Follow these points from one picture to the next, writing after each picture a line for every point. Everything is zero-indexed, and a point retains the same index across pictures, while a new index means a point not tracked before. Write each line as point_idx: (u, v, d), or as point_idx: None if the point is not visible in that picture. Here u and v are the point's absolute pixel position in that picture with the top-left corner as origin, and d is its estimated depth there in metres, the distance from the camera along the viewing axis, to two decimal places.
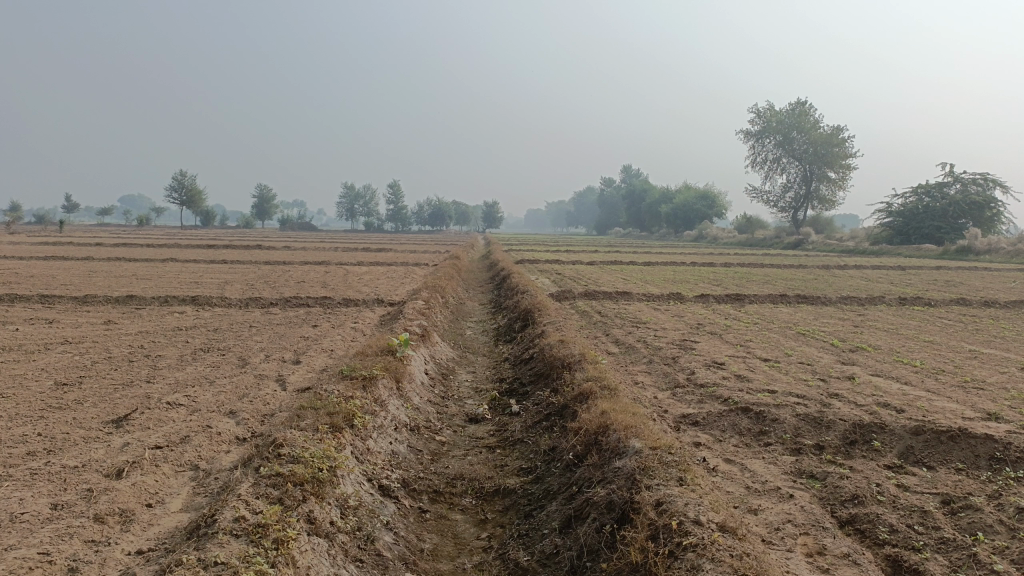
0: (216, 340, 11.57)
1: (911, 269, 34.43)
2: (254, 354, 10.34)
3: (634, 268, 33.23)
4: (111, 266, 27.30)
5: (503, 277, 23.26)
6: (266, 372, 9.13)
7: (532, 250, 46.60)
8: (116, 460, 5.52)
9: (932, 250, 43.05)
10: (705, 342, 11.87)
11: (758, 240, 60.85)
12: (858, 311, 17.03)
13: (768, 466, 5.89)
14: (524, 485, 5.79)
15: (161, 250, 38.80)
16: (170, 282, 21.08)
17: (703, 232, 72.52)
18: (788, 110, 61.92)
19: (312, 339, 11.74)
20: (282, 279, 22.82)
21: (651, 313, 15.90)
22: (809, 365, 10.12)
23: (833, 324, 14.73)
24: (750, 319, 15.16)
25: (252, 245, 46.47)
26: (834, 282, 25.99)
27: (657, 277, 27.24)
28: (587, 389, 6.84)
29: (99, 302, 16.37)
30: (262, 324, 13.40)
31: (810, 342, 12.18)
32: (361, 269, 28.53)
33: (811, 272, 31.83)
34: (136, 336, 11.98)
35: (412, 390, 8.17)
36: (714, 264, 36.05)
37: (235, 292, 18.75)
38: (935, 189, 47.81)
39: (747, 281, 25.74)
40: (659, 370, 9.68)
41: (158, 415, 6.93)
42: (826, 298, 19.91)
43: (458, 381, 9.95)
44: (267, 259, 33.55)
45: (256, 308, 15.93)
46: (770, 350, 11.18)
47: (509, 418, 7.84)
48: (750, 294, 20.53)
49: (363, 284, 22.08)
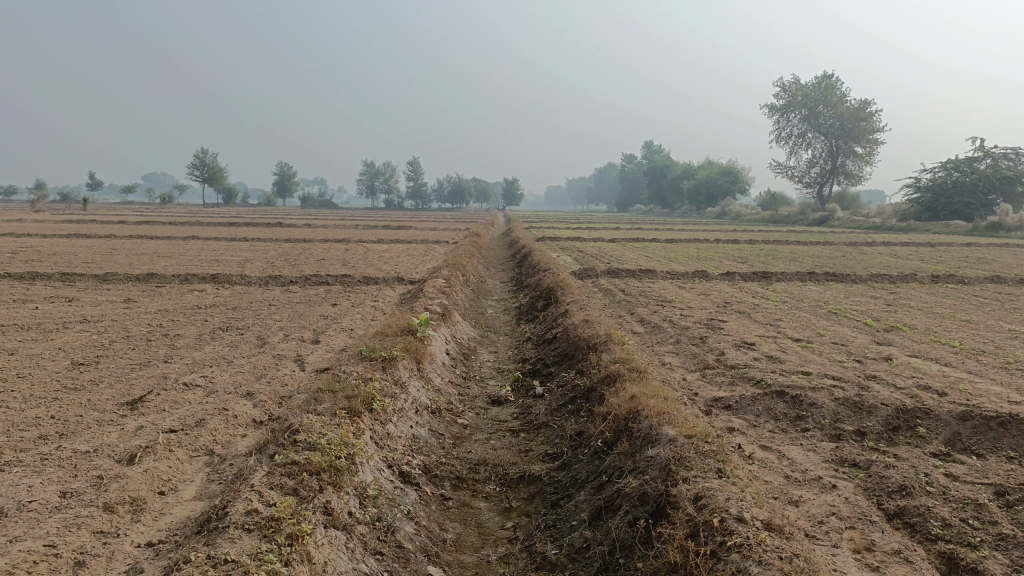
0: (235, 318, 11.43)
1: (941, 246, 33.70)
2: (273, 333, 10.17)
3: (657, 244, 32.77)
4: (133, 244, 27.36)
5: (525, 255, 22.95)
6: (284, 351, 8.95)
7: (554, 227, 46.26)
8: (129, 445, 5.34)
9: (962, 226, 42.10)
10: (733, 321, 11.54)
11: (782, 217, 59.95)
12: (890, 289, 16.56)
13: (807, 455, 5.60)
14: (550, 472, 5.55)
15: (183, 228, 38.93)
16: (191, 260, 21.03)
17: (726, 209, 71.58)
18: (814, 84, 60.68)
19: (332, 318, 11.55)
20: (303, 257, 22.70)
21: (676, 291, 15.58)
22: (843, 345, 9.77)
23: (864, 302, 14.30)
24: (779, 297, 14.78)
25: (273, 223, 46.51)
26: (862, 260, 25.42)
27: (681, 254, 26.80)
28: (614, 371, 6.56)
29: (120, 280, 16.34)
30: (282, 302, 13.26)
31: (842, 322, 11.80)
32: (381, 246, 28.38)
33: (839, 248, 31.20)
34: (156, 314, 11.87)
35: (433, 371, 7.95)
36: (738, 241, 35.47)
37: (256, 270, 18.65)
38: (965, 163, 46.70)
39: (772, 258, 25.25)
40: (687, 351, 9.38)
41: (175, 397, 6.77)
42: (855, 276, 19.43)
43: (480, 361, 9.72)
44: (287, 236, 33.47)
45: (275, 286, 15.77)
46: (802, 330, 10.83)
47: (533, 400, 7.59)
48: (777, 271, 20.10)
49: (383, 261, 21.91)
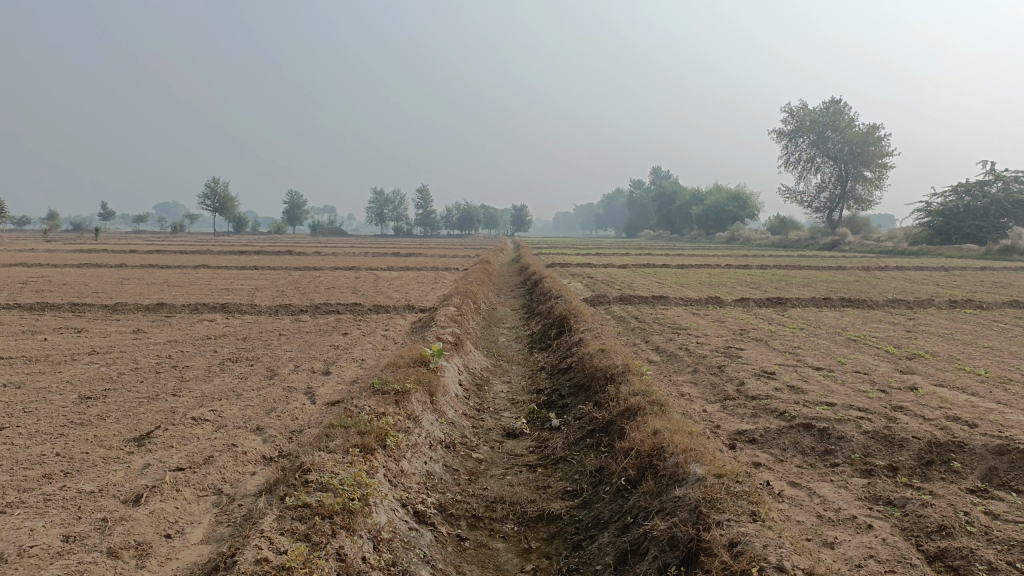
0: (244, 349, 11.29)
1: (955, 270, 33.36)
2: (283, 364, 10.02)
3: (668, 270, 32.57)
4: (144, 273, 27.40)
5: (536, 282, 22.80)
6: (295, 383, 8.79)
7: (563, 254, 46.18)
8: (136, 485, 5.18)
9: (975, 249, 41.76)
10: (751, 349, 11.31)
11: (792, 241, 59.70)
12: (908, 315, 16.28)
13: (839, 492, 5.37)
14: (570, 511, 5.34)
15: (193, 257, 39.04)
16: (201, 290, 20.97)
17: (735, 234, 71.37)
18: (822, 109, 60.74)
19: (342, 348, 11.40)
20: (313, 285, 22.62)
21: (690, 318, 15.36)
22: (866, 374, 9.53)
23: (883, 329, 14.04)
24: (796, 324, 14.54)
25: (283, 250, 46.59)
26: (876, 285, 25.12)
27: (692, 280, 26.57)
28: (634, 404, 6.36)
29: (130, 310, 16.26)
30: (292, 332, 13.12)
31: (862, 349, 11.55)
32: (391, 274, 28.30)
33: (852, 273, 30.90)
34: (165, 346, 11.75)
35: (447, 404, 7.77)
36: (749, 267, 35.25)
37: (266, 299, 18.56)
38: (976, 187, 46.43)
39: (785, 284, 24.99)
40: (705, 381, 9.16)
41: (183, 432, 6.61)
42: (871, 301, 19.15)
43: (494, 392, 9.54)
44: (298, 265, 33.46)
45: (286, 315, 15.66)
46: (822, 358, 10.59)
47: (549, 434, 7.39)
48: (792, 297, 19.86)
49: (393, 289, 21.79)
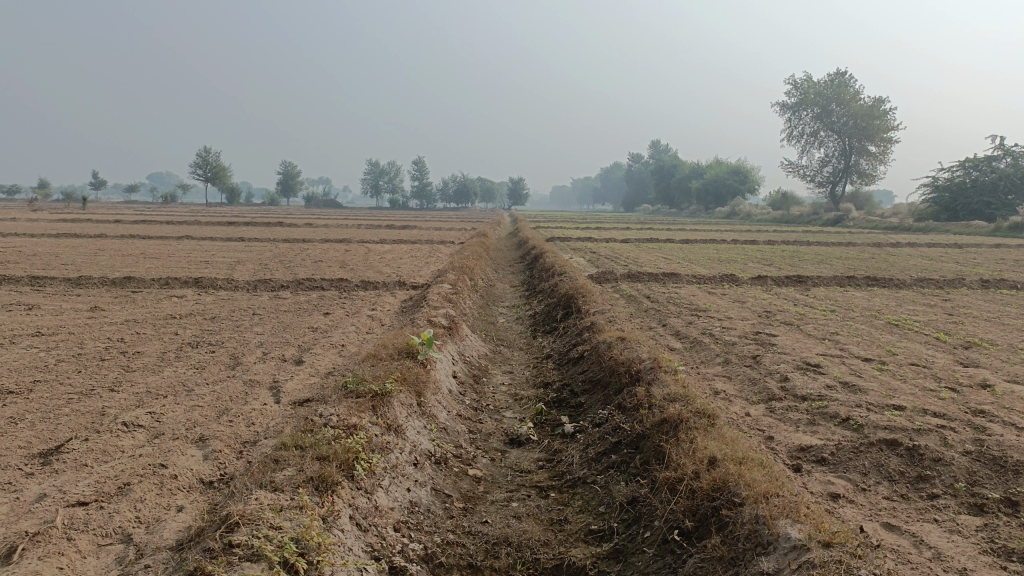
0: (209, 331, 9.91)
1: (969, 247, 32.09)
2: (249, 350, 8.64)
3: (673, 245, 31.18)
4: (122, 244, 25.94)
5: (536, 256, 21.42)
6: (259, 376, 7.41)
7: (562, 227, 44.87)
8: (17, 529, 3.84)
9: (983, 226, 40.46)
10: (784, 335, 9.97)
11: (795, 217, 58.31)
12: (941, 296, 14.92)
13: (955, 540, 4.05)
14: (600, 563, 3.98)
15: (178, 228, 37.38)
16: (179, 262, 19.55)
17: (736, 209, 69.88)
18: (827, 82, 58.96)
19: (322, 330, 10.02)
20: (298, 259, 21.21)
21: (707, 297, 13.99)
22: (925, 368, 8.19)
23: (921, 312, 12.69)
24: (825, 306, 13.17)
25: (273, 221, 45.10)
26: (894, 263, 23.77)
27: (700, 256, 25.21)
28: (674, 415, 5.04)
29: (95, 285, 14.85)
30: (267, 310, 11.72)
31: (909, 337, 10.20)
32: (384, 247, 26.85)
33: (865, 249, 29.49)
34: (120, 326, 10.35)
35: (438, 405, 6.43)
36: (757, 242, 33.88)
37: (245, 273, 17.15)
38: (984, 162, 44.92)
39: (798, 260, 23.63)
40: (741, 375, 7.82)
41: (106, 445, 5.26)
42: (897, 280, 17.78)
43: (494, 385, 8.22)
44: (286, 236, 32.00)
45: (265, 291, 14.25)
46: (868, 348, 9.24)
47: (561, 444, 6.04)
48: (810, 274, 18.53)
49: (384, 264, 20.36)
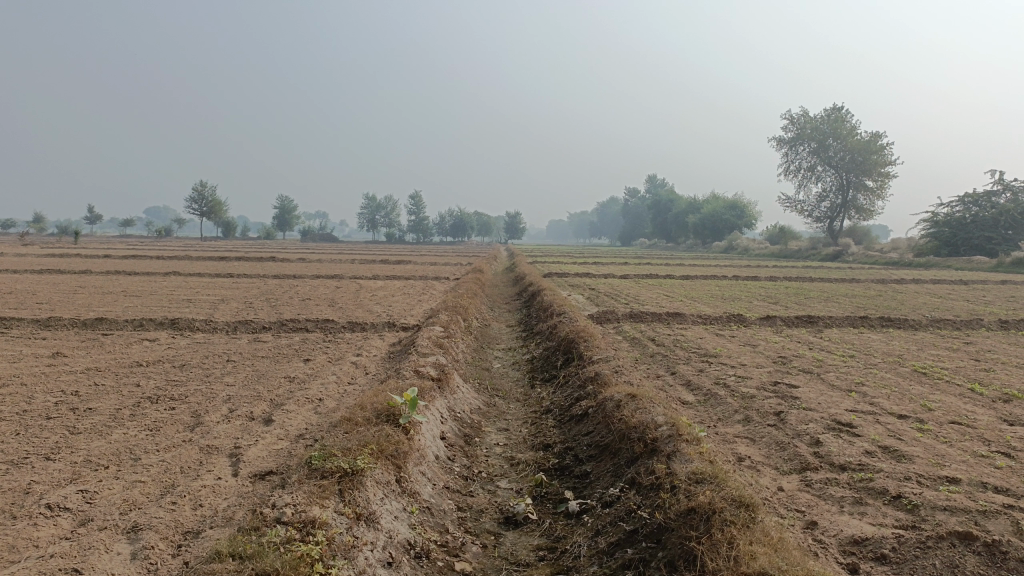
0: (175, 382, 9.01)
1: (976, 284, 31.34)
2: (215, 406, 7.74)
3: (674, 282, 30.36)
4: (105, 281, 25.08)
5: (533, 294, 20.59)
6: (220, 439, 6.51)
7: (559, 262, 44.14)
8: None
9: (986, 262, 39.79)
10: (807, 386, 9.11)
11: (793, 252, 57.74)
12: (962, 339, 14.07)
13: None
14: None
15: (166, 263, 36.58)
16: (159, 301, 18.68)
17: (733, 244, 69.38)
18: (823, 117, 58.83)
19: (299, 381, 9.13)
20: (286, 297, 20.34)
21: (716, 341, 13.12)
22: (971, 428, 7.31)
23: (946, 358, 11.82)
24: (843, 350, 12.33)
25: (265, 256, 44.35)
26: (904, 300, 22.97)
27: (703, 293, 24.40)
28: (704, 504, 4.17)
29: (63, 327, 13.92)
30: (244, 357, 10.83)
31: (941, 389, 9.32)
32: (377, 284, 26.06)
33: (871, 287, 28.66)
34: (80, 376, 9.45)
35: (421, 477, 5.54)
36: (759, 278, 33.10)
37: (227, 313, 16.26)
38: (984, 198, 44.37)
39: (803, 298, 22.80)
40: (766, 435, 6.94)
41: (17, 538, 4.36)
42: (912, 321, 16.96)
43: (488, 447, 7.32)
44: (276, 272, 31.19)
45: (245, 334, 13.38)
46: (901, 403, 8.38)
47: (566, 527, 5.13)
48: (820, 314, 17.70)
49: (375, 302, 19.51)
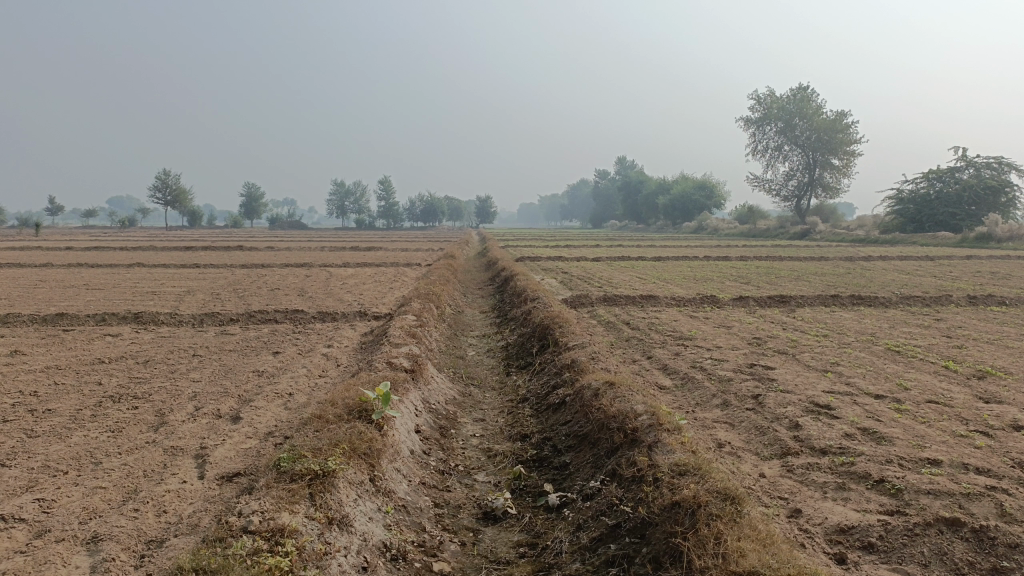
0: (138, 379, 8.70)
1: (941, 259, 31.81)
2: (180, 404, 7.47)
3: (646, 263, 30.40)
4: (66, 274, 24.40)
5: (506, 279, 20.42)
6: (185, 440, 6.26)
7: (531, 245, 44.03)
8: None
9: (950, 237, 40.41)
10: (783, 368, 9.07)
11: (762, 231, 58.21)
12: (933, 316, 14.19)
13: None
14: None
15: (130, 254, 35.80)
16: (123, 294, 18.20)
17: (703, 224, 69.77)
18: (789, 96, 59.16)
19: (268, 375, 8.87)
20: (254, 287, 19.97)
21: (690, 323, 13.08)
22: (948, 407, 7.30)
23: (918, 336, 11.89)
24: (817, 330, 12.34)
25: (233, 245, 43.64)
26: (873, 277, 23.20)
27: (675, 274, 24.43)
28: (689, 498, 4.05)
29: (21, 323, 13.46)
30: (210, 351, 10.52)
31: (916, 367, 9.34)
32: (347, 271, 25.70)
33: (840, 265, 28.96)
34: (38, 375, 9.10)
35: (395, 475, 5.36)
36: (730, 258, 33.27)
37: (193, 305, 15.87)
38: (947, 174, 45.01)
39: (774, 278, 22.94)
40: (745, 420, 6.86)
41: None
42: (883, 298, 17.10)
43: (463, 439, 7.15)
44: (244, 261, 30.64)
45: (212, 327, 13.04)
46: (877, 383, 8.37)
47: (546, 522, 5.00)
48: (792, 293, 17.78)
49: (345, 291, 19.19)
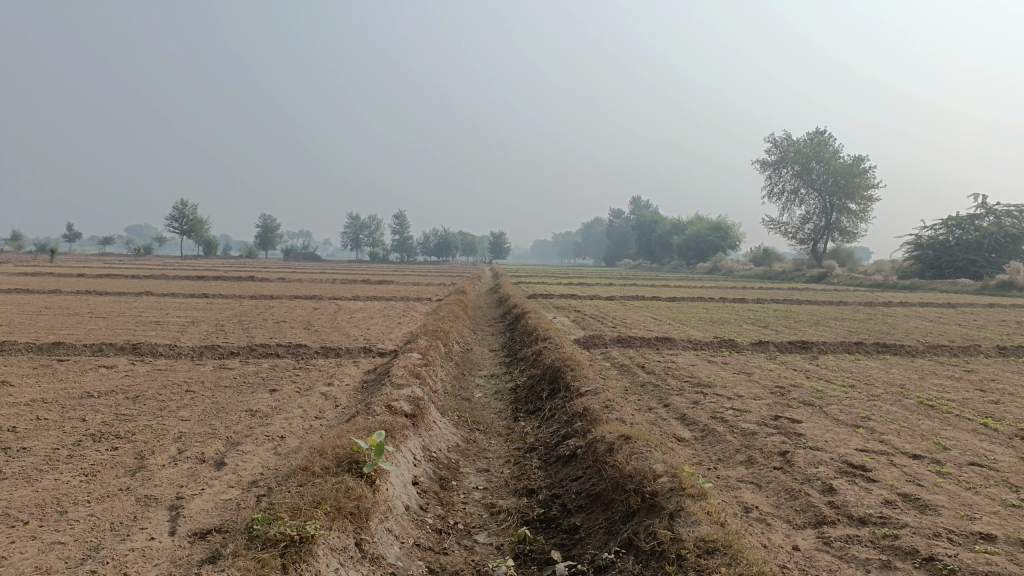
0: (125, 417, 8.23)
1: (964, 307, 31.01)
2: (164, 446, 6.98)
3: (660, 304, 29.83)
4: (73, 301, 24.12)
5: (517, 317, 19.91)
6: (163, 488, 5.75)
7: (544, 283, 43.60)
8: None
9: (970, 284, 39.59)
10: (810, 421, 8.48)
11: (778, 273, 57.57)
12: (963, 367, 13.53)
13: None
14: None
15: (140, 282, 35.58)
16: (126, 323, 17.84)
17: (717, 266, 69.18)
18: (807, 139, 58.90)
19: (261, 415, 8.37)
20: (260, 319, 19.56)
21: (709, 369, 12.50)
22: (995, 472, 6.68)
23: (951, 388, 11.25)
24: (843, 380, 11.72)
25: (245, 276, 43.34)
26: (896, 325, 22.52)
27: (691, 316, 23.86)
28: None
29: (17, 352, 13.06)
30: (205, 387, 10.04)
31: (953, 424, 8.72)
32: (356, 305, 25.29)
33: (861, 310, 28.26)
34: (22, 409, 8.64)
35: (386, 538, 4.81)
36: (747, 300, 32.61)
37: (195, 337, 15.43)
38: (966, 221, 44.40)
39: (793, 322, 22.29)
40: (773, 481, 6.28)
41: None
42: (908, 346, 16.44)
43: (465, 492, 6.59)
44: (254, 292, 30.34)
45: (211, 360, 12.59)
46: (913, 441, 7.76)
47: None
48: (814, 339, 17.15)
49: (353, 325, 18.73)
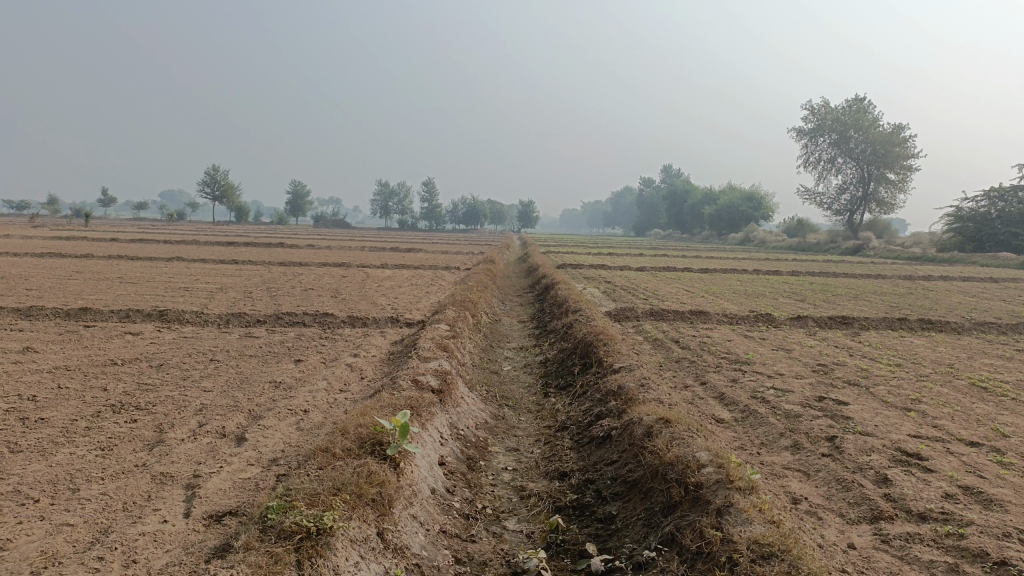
0: (147, 386, 8.04)
1: (1007, 282, 29.96)
2: (184, 418, 6.77)
3: (692, 275, 29.22)
4: (104, 266, 24.24)
5: (546, 287, 19.54)
6: (180, 465, 5.52)
7: (573, 253, 43.08)
8: None
9: (1012, 258, 38.29)
10: (857, 403, 8.03)
11: (812, 245, 56.36)
12: (1014, 346, 12.89)
13: None
14: None
15: (171, 247, 35.80)
16: (155, 289, 17.79)
17: (750, 237, 68.01)
18: (845, 107, 57.16)
19: (285, 387, 8.13)
20: (287, 286, 19.43)
21: (746, 345, 12.05)
22: None
23: (1003, 369, 10.68)
24: (888, 358, 11.19)
25: (275, 242, 43.41)
26: (937, 300, 21.76)
27: (724, 288, 23.30)
28: None
29: (45, 317, 13.02)
30: (230, 356, 9.85)
31: (1010, 408, 8.21)
32: (384, 273, 25.10)
33: (899, 284, 27.44)
34: (45, 376, 8.50)
35: (410, 526, 4.52)
36: (781, 273, 31.86)
37: (222, 304, 15.29)
38: (1010, 193, 42.92)
39: (831, 296, 21.61)
40: (823, 469, 5.87)
41: None
42: (953, 323, 15.78)
43: (493, 474, 6.29)
44: (283, 259, 30.32)
45: (237, 328, 12.42)
46: (970, 427, 7.28)
47: None
48: (853, 314, 16.56)
49: (381, 294, 18.50)
